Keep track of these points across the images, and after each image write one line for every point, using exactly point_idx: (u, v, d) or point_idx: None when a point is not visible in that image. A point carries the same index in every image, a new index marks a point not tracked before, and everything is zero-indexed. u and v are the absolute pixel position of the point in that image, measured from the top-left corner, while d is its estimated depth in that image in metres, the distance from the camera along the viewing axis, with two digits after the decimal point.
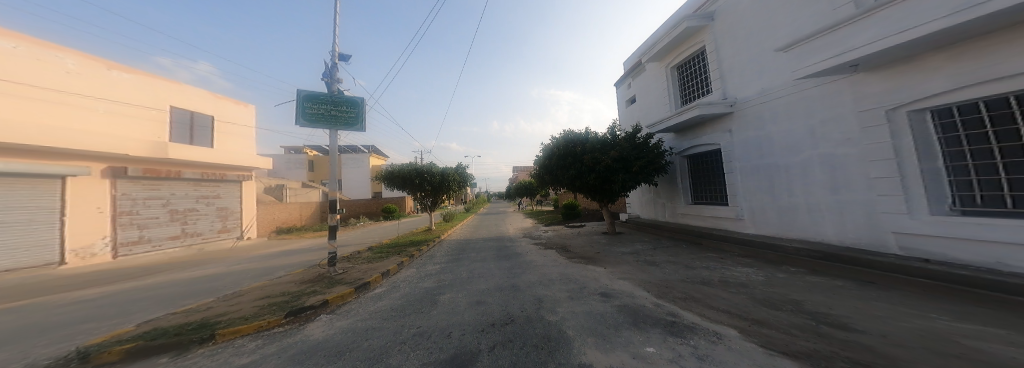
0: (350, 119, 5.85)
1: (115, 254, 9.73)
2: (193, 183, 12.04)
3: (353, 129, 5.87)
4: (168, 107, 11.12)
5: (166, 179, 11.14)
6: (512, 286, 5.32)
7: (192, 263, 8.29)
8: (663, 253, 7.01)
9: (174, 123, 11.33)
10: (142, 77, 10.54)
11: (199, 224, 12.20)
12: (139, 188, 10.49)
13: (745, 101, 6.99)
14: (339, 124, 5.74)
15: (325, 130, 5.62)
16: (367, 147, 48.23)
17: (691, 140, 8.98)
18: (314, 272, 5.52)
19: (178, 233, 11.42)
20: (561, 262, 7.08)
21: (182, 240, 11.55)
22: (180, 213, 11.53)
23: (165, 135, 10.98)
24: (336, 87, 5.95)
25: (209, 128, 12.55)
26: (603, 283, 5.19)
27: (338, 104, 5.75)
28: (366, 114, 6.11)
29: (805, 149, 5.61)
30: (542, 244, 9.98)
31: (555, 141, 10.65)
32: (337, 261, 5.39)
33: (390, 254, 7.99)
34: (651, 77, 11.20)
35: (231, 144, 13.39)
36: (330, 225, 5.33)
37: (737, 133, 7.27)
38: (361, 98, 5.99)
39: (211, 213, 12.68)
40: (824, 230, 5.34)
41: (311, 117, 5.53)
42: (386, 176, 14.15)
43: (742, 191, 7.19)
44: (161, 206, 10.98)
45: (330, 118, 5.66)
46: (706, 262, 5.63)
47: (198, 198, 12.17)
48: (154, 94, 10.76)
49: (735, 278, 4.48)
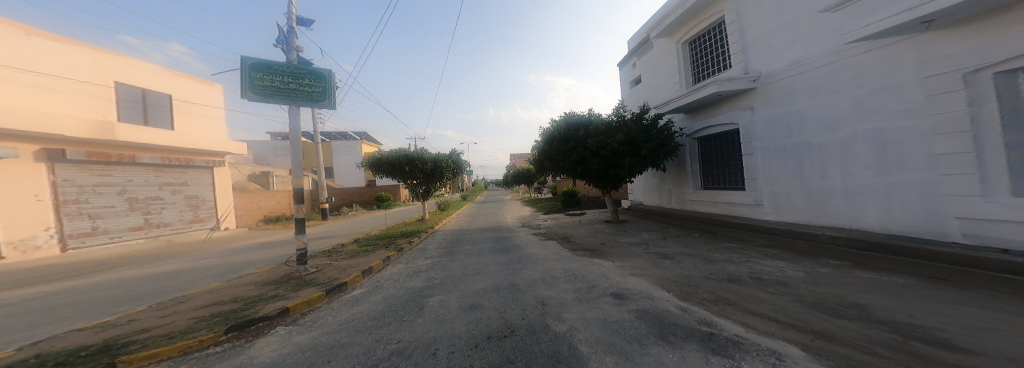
0: (314, 93, 5.03)
1: (63, 247, 8.81)
2: (153, 169, 11.10)
3: (318, 105, 5.07)
4: (112, 83, 9.99)
5: (118, 164, 10.11)
6: (509, 286, 4.68)
7: (157, 256, 7.50)
8: (675, 243, 6.45)
9: (121, 101, 10.21)
10: (74, 46, 9.21)
11: (165, 214, 11.34)
12: (87, 173, 9.44)
13: (771, 75, 6.22)
14: (300, 98, 4.89)
15: (282, 105, 4.73)
16: (358, 134, 46.61)
17: (703, 121, 8.29)
18: (281, 271, 4.70)
19: (141, 224, 10.58)
20: (563, 256, 6.46)
21: (146, 231, 10.73)
22: (139, 202, 10.59)
23: (112, 115, 9.93)
24: (294, 57, 5.00)
25: (166, 107, 11.51)
26: (614, 281, 4.61)
27: (298, 75, 4.88)
28: (334, 89, 5.31)
29: (846, 125, 4.91)
30: (542, 234, 9.38)
31: (555, 124, 9.83)
32: (307, 259, 4.58)
33: (378, 247, 7.35)
34: (659, 54, 10.37)
35: (194, 126, 12.42)
36: (298, 218, 4.47)
37: (759, 110, 6.58)
38: (326, 69, 5.19)
39: (179, 202, 11.83)
40: (864, 216, 4.77)
41: (265, 90, 4.65)
42: (372, 162, 13.23)
43: (764, 174, 6.56)
44: (116, 194, 10.02)
45: (289, 92, 4.79)
46: (726, 254, 5.03)
47: (160, 185, 11.26)
48: (92, 68, 9.51)
49: (767, 274, 3.84)
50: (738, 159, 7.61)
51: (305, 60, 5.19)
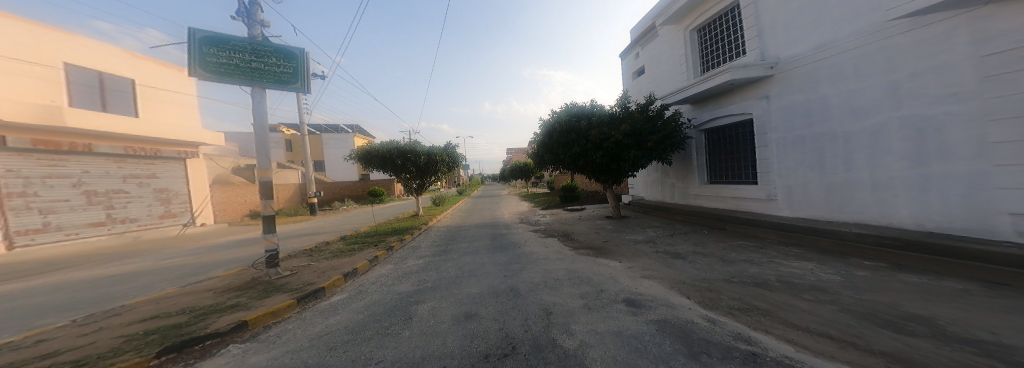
0: (283, 75, 4.49)
1: (9, 246, 8.01)
2: (115, 160, 10.30)
3: (289, 87, 4.53)
4: (61, 64, 8.99)
5: (72, 153, 9.26)
6: (507, 291, 4.17)
7: (120, 254, 6.85)
8: (684, 241, 6.09)
9: (72, 84, 9.29)
10: (13, 21, 8.15)
11: (132, 208, 10.61)
12: (34, 163, 8.55)
13: (790, 61, 5.83)
14: (268, 80, 4.33)
15: (244, 87, 4.13)
16: (350, 127, 45.43)
17: (712, 112, 7.97)
18: (249, 274, 4.13)
19: (103, 219, 9.81)
20: (565, 255, 6.01)
21: (109, 227, 9.96)
22: (100, 195, 9.80)
23: (62, 100, 8.98)
24: (258, 32, 4.40)
25: (128, 92, 10.68)
26: (624, 285, 4.17)
27: (262, 53, 4.30)
28: (306, 70, 4.76)
29: (878, 112, 4.50)
30: (542, 231, 8.93)
31: (555, 115, 9.33)
32: (279, 260, 4.02)
33: (366, 245, 6.83)
34: (666, 43, 9.98)
35: (160, 113, 11.57)
36: (266, 215, 3.89)
37: (775, 99, 6.18)
38: (297, 48, 4.61)
39: (146, 195, 11.08)
40: (894, 211, 4.41)
41: (220, 69, 4.00)
42: (362, 154, 12.53)
43: (778, 167, 6.20)
44: (70, 187, 9.19)
45: (252, 72, 4.20)
46: (743, 253, 4.64)
47: (125, 177, 10.51)
48: (37, 46, 8.49)
49: (797, 276, 3.39)
50: (748, 152, 7.29)
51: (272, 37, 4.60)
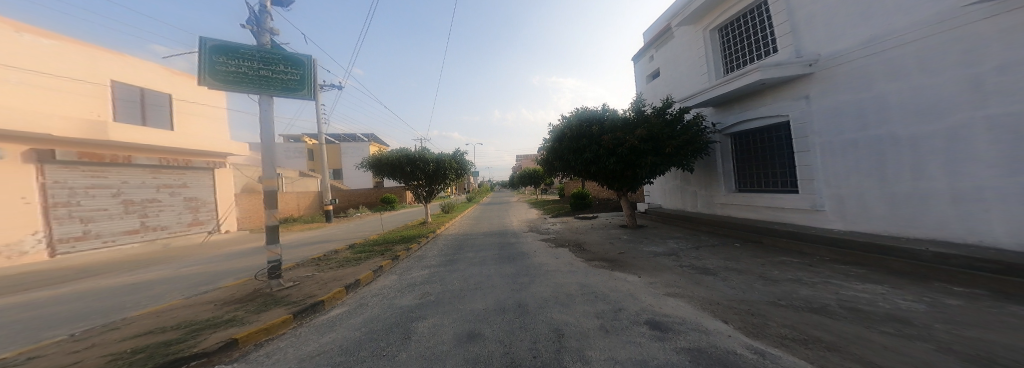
0: (290, 82, 4.56)
1: (52, 252, 8.64)
2: (151, 170, 11.06)
3: (295, 95, 4.60)
4: (108, 82, 9.89)
5: (113, 165, 9.99)
6: (516, 307, 3.85)
7: (144, 262, 7.12)
8: (711, 255, 5.55)
9: (117, 101, 10.13)
10: (67, 43, 9.05)
11: (163, 216, 11.32)
12: (78, 174, 9.30)
13: (833, 58, 5.30)
14: (275, 87, 4.41)
15: (251, 94, 4.21)
16: (365, 136, 46.99)
17: (738, 115, 7.49)
18: (252, 285, 4.10)
19: (137, 227, 10.50)
20: (578, 267, 5.60)
21: (141, 235, 10.63)
22: (135, 205, 10.53)
23: (107, 114, 9.80)
24: (266, 39, 4.51)
25: (165, 107, 11.52)
26: (646, 304, 3.74)
27: (271, 61, 4.39)
28: (313, 78, 4.84)
29: (953, 110, 3.88)
30: (552, 241, 8.52)
31: (566, 120, 9.01)
32: (281, 272, 3.97)
33: (372, 254, 6.77)
34: (682, 44, 9.54)
35: (194, 126, 12.40)
36: (270, 225, 3.85)
37: (817, 100, 5.64)
38: (305, 56, 4.70)
39: (177, 204, 11.83)
40: (981, 228, 3.74)
41: (229, 77, 4.09)
42: (373, 163, 12.70)
43: (825, 174, 5.63)
44: (109, 197, 9.88)
45: (260, 79, 4.27)
46: (785, 271, 4.10)
47: (157, 187, 11.21)
48: (87, 66, 9.40)
49: (866, 305, 2.88)
50: (780, 158, 6.79)
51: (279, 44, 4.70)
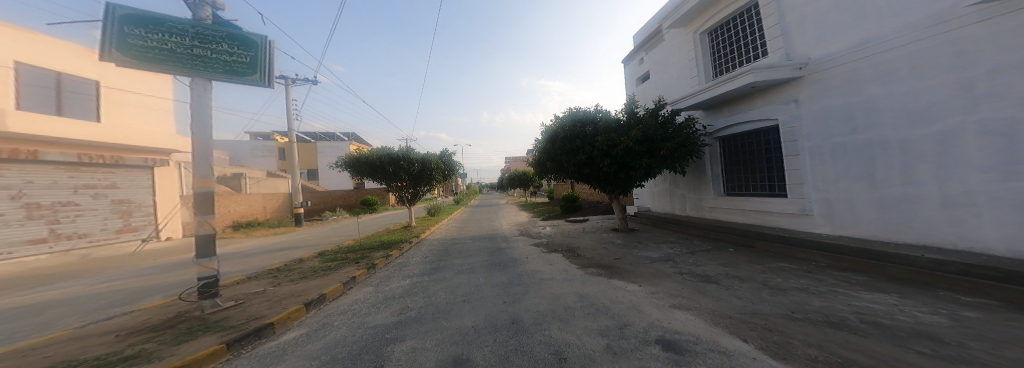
0: (234, 64, 3.90)
1: None
2: (67, 169, 9.57)
3: (242, 78, 3.95)
4: (13, 64, 8.35)
5: (13, 161, 8.46)
6: (507, 324, 3.36)
7: (58, 277, 5.95)
8: (709, 261, 5.37)
9: (22, 85, 8.62)
10: None
11: (81, 223, 9.74)
12: None
13: (824, 61, 5.38)
14: (214, 69, 3.75)
15: (182, 75, 3.54)
16: (345, 135, 44.75)
17: (728, 118, 7.58)
18: (181, 307, 3.36)
19: (44, 235, 8.93)
20: (574, 275, 5.20)
21: (51, 244, 9.06)
22: (42, 209, 8.94)
23: (8, 102, 8.24)
24: (208, 14, 3.81)
25: (91, 95, 10.08)
26: (653, 318, 3.39)
27: (210, 38, 3.74)
28: (266, 61, 4.21)
29: (945, 115, 3.90)
30: (544, 245, 8.13)
31: (559, 120, 8.73)
32: (215, 289, 3.25)
33: (346, 263, 6.02)
34: (672, 48, 9.61)
35: (128, 118, 10.99)
36: (202, 236, 3.14)
37: (806, 103, 5.72)
38: (258, 36, 4.09)
39: (104, 207, 10.33)
40: (973, 232, 3.72)
41: (150, 54, 3.42)
42: (351, 162, 11.74)
43: (813, 177, 5.66)
44: (8, 199, 8.32)
45: (191, 58, 3.58)
46: (787, 279, 3.91)
47: (75, 188, 9.70)
48: None
49: (884, 316, 2.64)
50: (768, 161, 6.90)
51: (226, 19, 4.00)
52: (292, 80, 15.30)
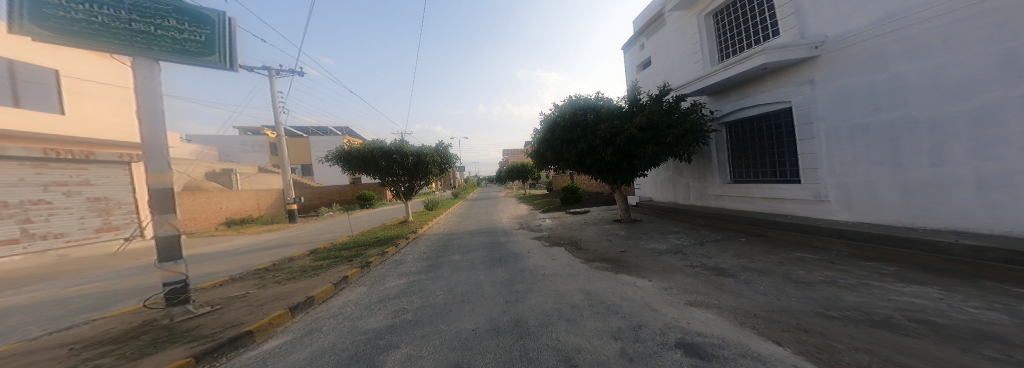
0: (187, 44, 3.54)
1: None
2: (34, 165, 8.98)
3: (196, 59, 3.63)
4: None
5: None
6: (511, 327, 3.06)
7: (26, 281, 5.56)
8: (721, 252, 5.12)
9: None
10: None
11: (55, 222, 9.29)
12: None
13: (841, 39, 5.01)
14: (162, 49, 3.38)
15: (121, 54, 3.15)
16: (339, 129, 43.80)
17: (736, 103, 7.24)
18: (145, 314, 3.03)
19: (17, 235, 8.46)
20: (579, 270, 4.92)
21: (25, 245, 8.59)
22: (11, 208, 8.38)
23: None
24: None
25: (49, 85, 9.44)
26: (669, 318, 3.12)
27: (154, 12, 3.30)
28: (225, 39, 3.86)
29: (983, 90, 3.61)
30: (546, 239, 7.84)
31: (559, 109, 8.33)
32: (183, 294, 2.93)
33: (339, 261, 5.71)
34: (675, 31, 9.19)
35: (92, 109, 10.40)
36: (163, 238, 2.77)
37: (822, 85, 5.38)
38: (214, 12, 3.71)
39: (81, 206, 9.94)
40: (1013, 215, 3.46)
41: (77, 26, 2.94)
42: (342, 156, 11.27)
43: (829, 162, 5.39)
44: None
45: (132, 34, 3.17)
46: (811, 271, 3.66)
47: (46, 186, 9.15)
48: None
49: (932, 312, 2.38)
50: (778, 147, 6.62)
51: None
52: (276, 72, 14.64)
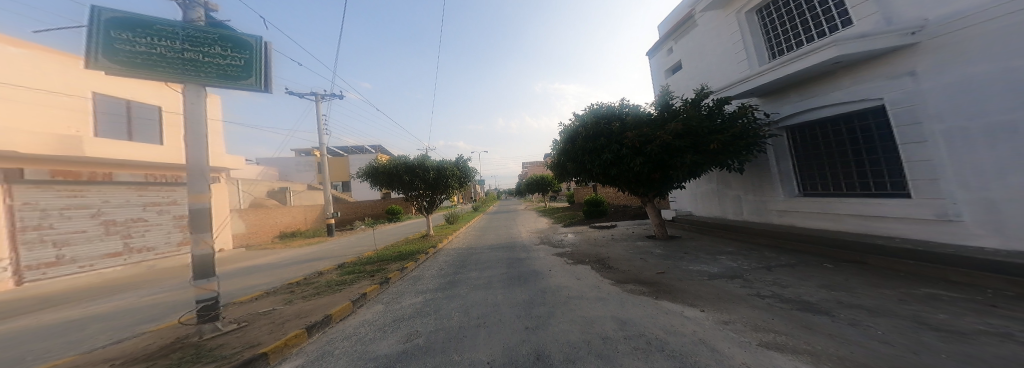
0: (228, 68, 3.78)
1: (19, 280, 7.93)
2: (137, 188, 10.89)
3: (237, 81, 3.83)
4: (89, 94, 9.75)
5: (92, 183, 9.73)
6: (519, 344, 2.62)
7: (108, 290, 6.36)
8: (797, 280, 4.14)
9: (98, 114, 10.04)
10: (44, 54, 8.71)
11: (148, 237, 11.01)
12: (55, 194, 8.84)
13: (953, 21, 3.98)
14: (208, 73, 3.62)
15: (173, 82, 3.40)
16: (373, 148, 47.42)
17: (800, 104, 6.22)
18: (177, 330, 3.14)
19: (120, 248, 10.10)
20: (609, 293, 4.27)
21: (125, 257, 10.21)
22: (118, 225, 10.14)
23: (87, 129, 9.59)
24: (198, 15, 3.68)
25: (155, 120, 11.62)
26: (750, 347, 2.30)
27: (201, 41, 3.62)
28: (262, 63, 4.12)
29: None
30: (568, 256, 7.20)
31: (580, 118, 7.90)
32: (212, 309, 2.98)
33: (362, 276, 5.75)
34: (709, 31, 8.42)
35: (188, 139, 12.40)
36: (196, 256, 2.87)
37: (927, 77, 4.31)
38: (252, 37, 4.00)
39: (166, 222, 11.67)
40: None
41: (138, 58, 3.25)
42: (371, 173, 11.86)
43: (954, 171, 4.21)
44: (88, 218, 9.42)
45: (183, 62, 3.45)
46: (954, 316, 2.67)
47: (144, 205, 11.02)
48: (62, 76, 9.07)
49: None
50: (863, 152, 5.47)
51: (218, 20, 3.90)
52: (321, 96, 16.42)
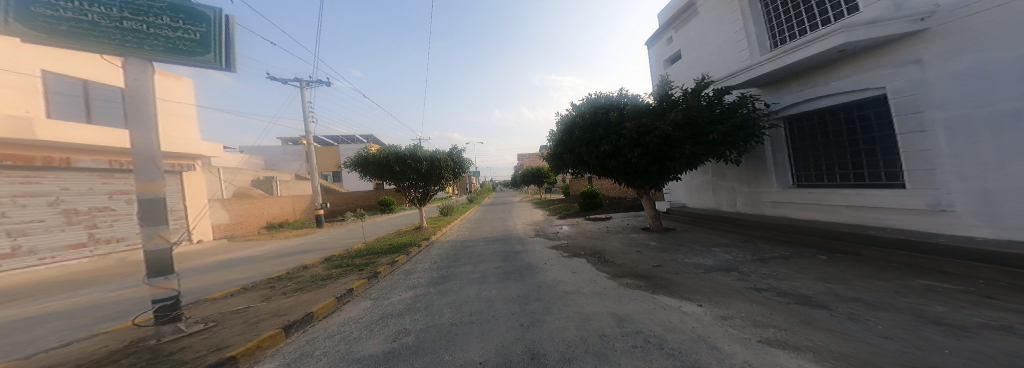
0: (182, 42, 3.26)
1: None
2: (101, 175, 10.33)
3: (193, 57, 3.33)
4: (42, 73, 8.79)
5: (50, 169, 9.07)
6: (514, 343, 2.46)
7: (74, 283, 6.00)
8: (793, 273, 4.08)
9: (52, 94, 9.22)
10: None
11: (115, 227, 10.48)
12: (8, 182, 8.19)
13: (961, 6, 3.84)
14: (156, 47, 3.10)
15: (109, 54, 2.86)
16: (365, 138, 46.27)
17: (801, 94, 6.08)
18: (132, 333, 2.87)
19: (84, 240, 9.55)
20: (605, 288, 4.14)
21: (90, 249, 9.67)
22: (81, 214, 9.57)
23: (39, 110, 8.66)
24: None
25: (113, 102, 10.97)
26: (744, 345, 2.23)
27: (146, 8, 3.05)
28: (223, 38, 3.61)
29: None
30: (564, 249, 7.09)
31: (577, 108, 7.66)
32: (170, 311, 2.73)
33: (349, 270, 5.50)
34: (710, 19, 8.17)
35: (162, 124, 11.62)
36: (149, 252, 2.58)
37: (933, 65, 4.18)
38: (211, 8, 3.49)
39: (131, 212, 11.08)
40: None
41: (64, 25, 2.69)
42: (360, 163, 11.41)
43: (954, 162, 4.14)
44: (47, 206, 8.84)
45: (123, 32, 2.92)
46: (954, 309, 2.59)
47: (109, 194, 10.47)
48: (14, 51, 8.22)
49: None
50: (861, 143, 5.39)
51: None
52: (306, 83, 15.58)
